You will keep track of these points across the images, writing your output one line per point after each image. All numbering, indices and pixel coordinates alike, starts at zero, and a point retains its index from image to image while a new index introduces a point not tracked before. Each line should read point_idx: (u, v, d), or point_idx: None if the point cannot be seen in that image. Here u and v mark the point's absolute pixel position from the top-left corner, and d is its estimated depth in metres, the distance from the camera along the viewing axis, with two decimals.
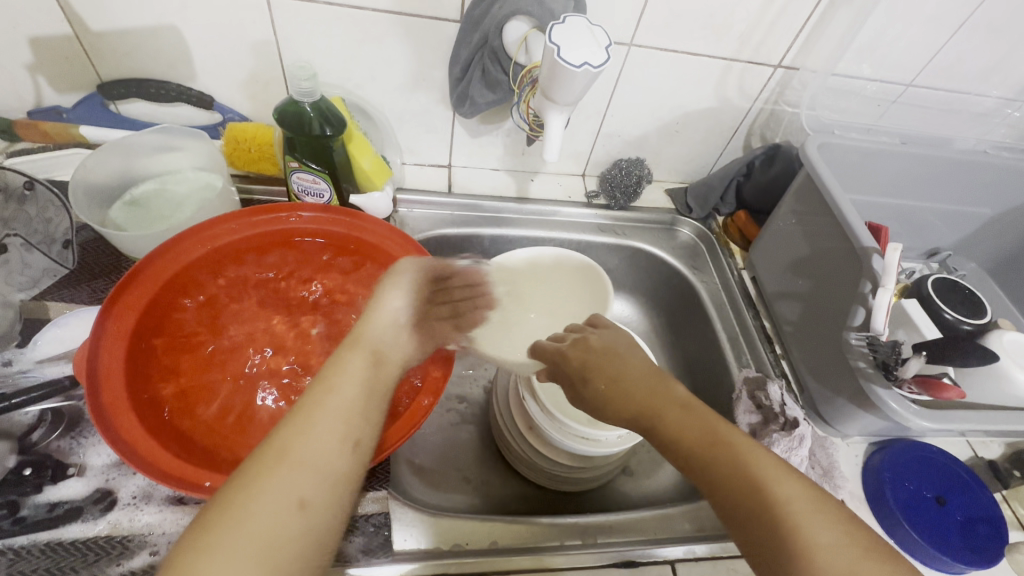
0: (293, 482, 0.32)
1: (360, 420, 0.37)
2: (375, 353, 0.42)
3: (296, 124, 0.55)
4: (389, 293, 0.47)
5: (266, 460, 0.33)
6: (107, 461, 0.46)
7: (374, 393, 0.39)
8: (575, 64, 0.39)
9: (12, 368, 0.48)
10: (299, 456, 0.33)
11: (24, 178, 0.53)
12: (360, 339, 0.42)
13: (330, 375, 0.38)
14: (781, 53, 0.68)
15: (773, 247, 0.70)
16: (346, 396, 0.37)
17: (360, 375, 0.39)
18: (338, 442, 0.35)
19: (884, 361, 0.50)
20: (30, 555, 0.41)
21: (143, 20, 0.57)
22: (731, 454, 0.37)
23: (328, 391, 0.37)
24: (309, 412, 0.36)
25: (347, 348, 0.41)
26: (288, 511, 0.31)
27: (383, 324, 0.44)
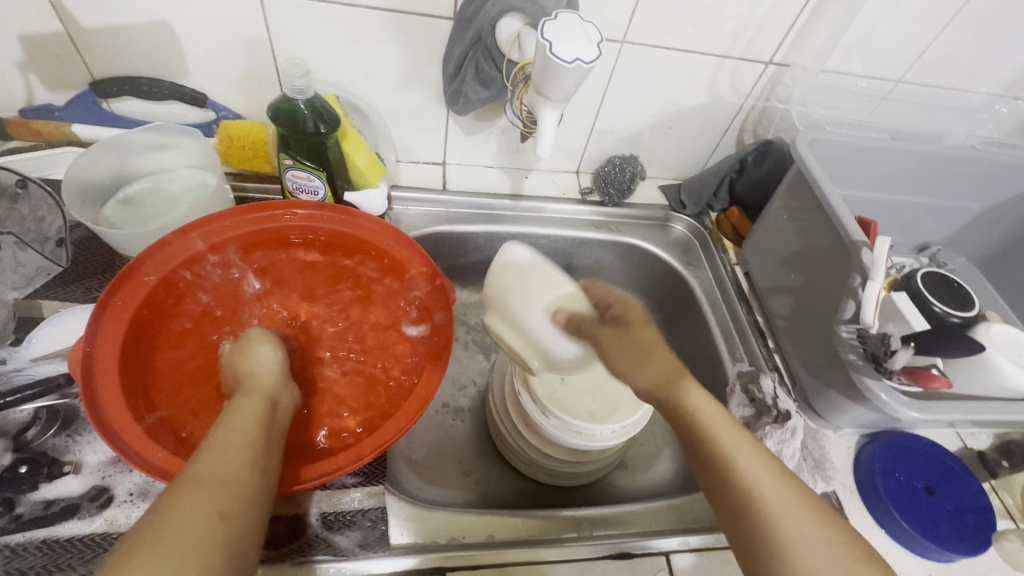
0: (207, 502, 0.32)
1: (265, 456, 0.37)
2: (272, 399, 0.42)
3: (289, 122, 0.55)
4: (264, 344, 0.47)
5: (178, 485, 0.32)
6: (103, 459, 0.46)
7: (273, 432, 0.39)
8: (567, 61, 0.39)
9: (6, 366, 0.48)
10: (215, 477, 0.33)
11: (18, 177, 0.54)
12: (253, 384, 0.42)
13: (229, 418, 0.38)
14: (772, 50, 0.69)
15: (766, 242, 0.70)
16: (247, 433, 0.37)
17: (258, 416, 0.39)
18: (246, 468, 0.35)
19: (873, 352, 0.52)
20: (26, 552, 0.41)
21: (135, 17, 0.57)
22: (717, 434, 0.40)
23: (224, 426, 0.37)
24: (214, 446, 0.35)
25: (239, 397, 0.40)
26: (204, 526, 0.31)
27: (265, 366, 0.45)
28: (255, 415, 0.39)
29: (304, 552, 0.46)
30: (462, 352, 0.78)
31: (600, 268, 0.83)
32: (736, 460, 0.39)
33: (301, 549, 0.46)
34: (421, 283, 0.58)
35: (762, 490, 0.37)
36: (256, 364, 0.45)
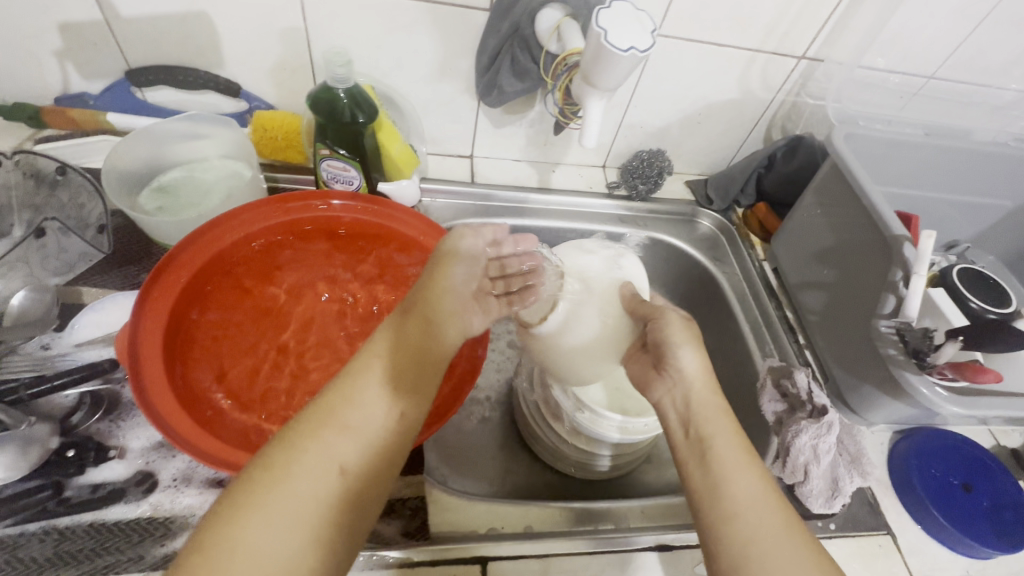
0: (331, 456, 0.36)
1: (409, 389, 0.41)
2: (415, 329, 0.44)
3: (328, 112, 0.55)
4: (454, 264, 0.48)
5: (322, 431, 0.37)
6: (146, 444, 0.46)
7: (416, 366, 0.43)
8: (623, 48, 0.39)
9: (50, 352, 0.48)
10: (351, 431, 0.37)
11: (57, 164, 0.54)
12: (411, 308, 0.46)
13: (380, 347, 0.42)
14: (806, 45, 0.68)
15: (796, 238, 0.70)
16: (391, 371, 0.41)
17: (409, 348, 0.43)
18: (383, 414, 0.39)
19: (916, 348, 0.51)
20: (74, 535, 0.41)
21: (174, 6, 0.57)
22: (722, 455, 0.40)
23: (374, 359, 0.41)
24: (357, 386, 0.40)
25: (397, 318, 0.45)
26: (328, 479, 0.35)
27: (447, 291, 0.47)
28: (388, 350, 0.42)
29: None
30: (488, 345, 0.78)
31: None
32: (725, 488, 0.39)
33: None
34: None
35: (753, 518, 0.37)
36: (455, 280, 0.47)
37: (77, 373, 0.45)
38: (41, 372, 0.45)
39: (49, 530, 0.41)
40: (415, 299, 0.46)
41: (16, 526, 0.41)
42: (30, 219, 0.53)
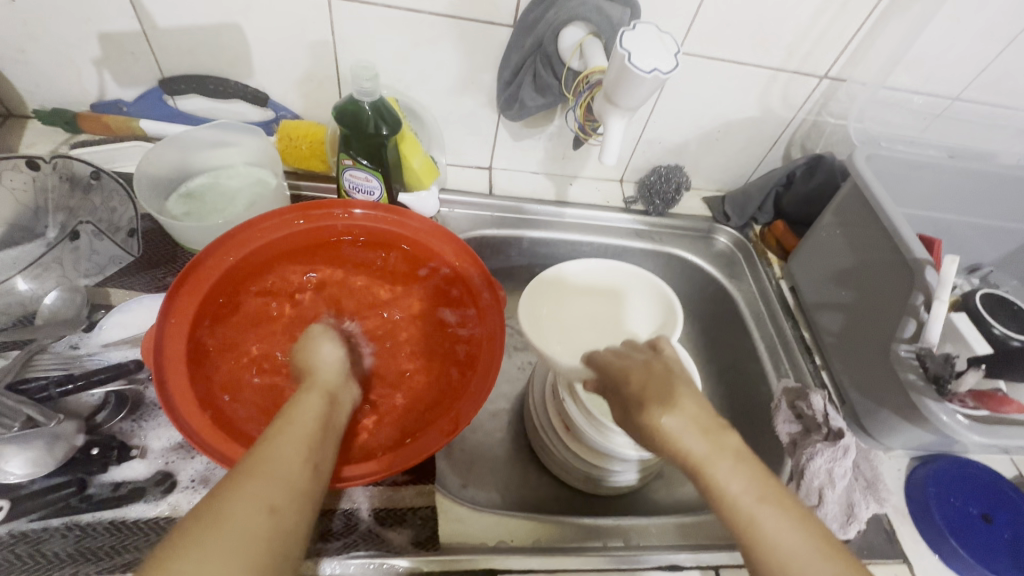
0: (259, 497, 0.32)
1: (323, 446, 0.38)
2: (335, 398, 0.43)
3: (352, 122, 0.57)
4: (324, 344, 0.48)
5: (237, 479, 0.32)
6: (166, 445, 0.47)
7: (330, 427, 0.40)
8: (646, 70, 0.39)
9: (78, 352, 0.48)
10: (273, 471, 0.33)
11: (91, 169, 0.56)
12: (314, 381, 0.43)
13: (290, 413, 0.38)
14: (828, 65, 0.68)
15: (814, 258, 0.70)
16: (307, 426, 0.38)
17: (318, 414, 0.40)
18: (300, 459, 0.35)
19: (937, 374, 0.49)
20: (96, 532, 0.42)
21: (208, 18, 0.59)
22: (743, 501, 0.36)
23: (287, 417, 0.38)
24: (271, 440, 0.36)
25: (302, 390, 0.42)
26: (261, 521, 0.31)
27: (326, 366, 0.45)
28: (318, 406, 0.40)
29: (358, 546, 0.46)
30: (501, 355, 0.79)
31: None
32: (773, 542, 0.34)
33: (355, 543, 0.46)
34: (472, 282, 0.59)
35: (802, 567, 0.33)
36: (321, 359, 0.46)
37: (104, 373, 0.47)
38: (70, 370, 0.46)
39: (70, 527, 0.42)
40: (315, 380, 0.43)
41: (39, 521, 0.42)
42: (63, 221, 0.56)
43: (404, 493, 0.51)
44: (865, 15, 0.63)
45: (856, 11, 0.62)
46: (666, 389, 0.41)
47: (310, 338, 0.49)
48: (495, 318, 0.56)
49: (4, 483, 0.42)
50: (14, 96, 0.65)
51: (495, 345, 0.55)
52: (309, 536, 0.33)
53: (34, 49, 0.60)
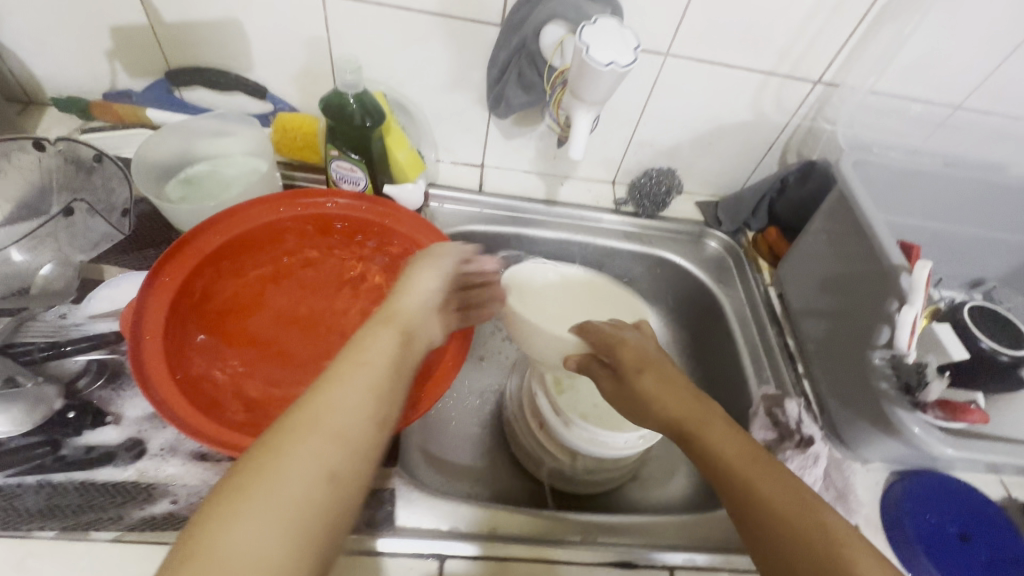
0: (320, 460, 0.33)
1: (395, 388, 0.40)
2: (405, 337, 0.44)
3: (336, 114, 0.59)
4: (424, 272, 0.50)
5: (309, 423, 0.35)
6: (141, 414, 0.49)
7: (400, 368, 0.41)
8: (602, 64, 0.40)
9: (65, 321, 0.51)
10: (339, 422, 0.36)
11: (94, 152, 0.59)
12: (388, 316, 0.45)
13: (362, 351, 0.41)
14: (821, 70, 0.67)
15: (802, 265, 0.69)
16: (382, 366, 0.40)
17: (390, 355, 0.41)
18: (369, 407, 0.37)
19: (907, 381, 0.50)
20: (65, 491, 0.44)
21: (210, 13, 0.62)
22: (732, 463, 0.41)
23: (362, 359, 0.40)
24: (345, 381, 0.38)
25: (378, 325, 0.43)
26: (320, 480, 0.33)
27: (410, 303, 0.47)
28: (391, 342, 0.42)
29: None
30: (485, 350, 0.79)
31: (629, 279, 0.83)
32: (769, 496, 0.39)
33: None
34: None
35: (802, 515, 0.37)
36: (416, 290, 0.48)
37: (87, 342, 0.50)
38: (55, 340, 0.49)
39: (43, 484, 0.44)
40: (395, 315, 0.45)
41: (15, 477, 0.44)
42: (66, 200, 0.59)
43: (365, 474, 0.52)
44: (857, 19, 0.62)
45: (848, 15, 0.62)
46: (652, 361, 0.49)
47: (415, 262, 0.51)
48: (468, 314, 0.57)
49: None
50: (35, 84, 0.70)
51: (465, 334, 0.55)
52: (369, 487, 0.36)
53: (52, 40, 0.65)
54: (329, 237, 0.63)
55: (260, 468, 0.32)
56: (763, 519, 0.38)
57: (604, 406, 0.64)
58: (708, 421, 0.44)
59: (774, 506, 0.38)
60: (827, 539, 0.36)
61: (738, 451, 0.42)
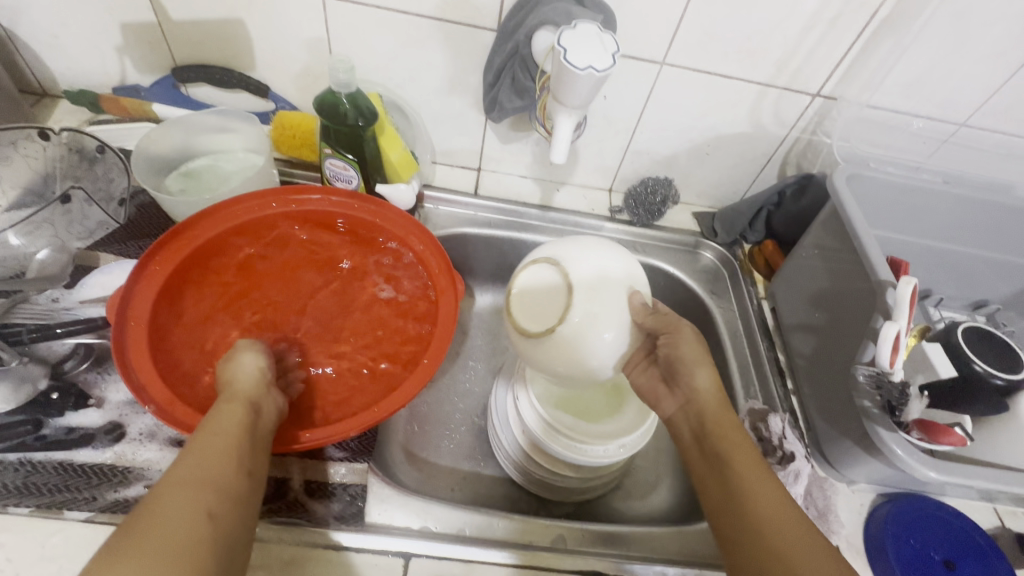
0: (198, 506, 0.34)
1: (249, 450, 0.40)
2: (254, 404, 0.43)
3: (329, 113, 0.59)
4: (244, 353, 0.48)
5: (170, 487, 0.35)
6: (124, 399, 0.50)
7: (253, 430, 0.41)
8: (579, 68, 0.40)
9: (57, 305, 0.53)
10: (201, 480, 0.36)
11: (98, 143, 0.62)
12: (232, 392, 0.44)
13: (213, 422, 0.40)
14: (820, 83, 0.67)
15: (794, 280, 0.68)
16: (237, 432, 0.40)
17: (239, 421, 0.41)
18: (228, 463, 0.38)
19: (889, 400, 0.49)
20: (43, 470, 0.45)
21: (215, 13, 0.64)
22: (738, 466, 0.44)
23: (206, 428, 0.39)
24: (198, 449, 0.37)
25: (222, 402, 0.42)
26: (197, 527, 0.33)
27: (245, 371, 0.46)
28: (240, 408, 0.42)
29: (279, 512, 0.48)
30: (474, 353, 0.79)
31: None
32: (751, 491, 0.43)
33: (277, 509, 0.48)
34: (437, 276, 0.60)
35: (772, 521, 0.41)
36: (240, 370, 0.46)
37: (76, 324, 0.51)
38: (46, 322, 0.51)
39: (23, 462, 0.45)
40: (236, 390, 0.43)
41: None
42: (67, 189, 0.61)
43: (337, 470, 0.52)
44: (855, 32, 0.61)
45: (846, 28, 0.61)
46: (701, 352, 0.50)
47: (238, 348, 0.49)
48: (450, 315, 0.56)
49: None
50: (49, 76, 0.72)
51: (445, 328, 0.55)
52: (247, 533, 0.36)
53: (65, 34, 0.67)
54: (324, 229, 0.64)
55: (136, 527, 0.32)
56: (744, 512, 0.42)
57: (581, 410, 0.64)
58: (727, 426, 0.47)
59: (763, 506, 0.42)
60: (783, 543, 0.40)
61: (744, 454, 0.45)
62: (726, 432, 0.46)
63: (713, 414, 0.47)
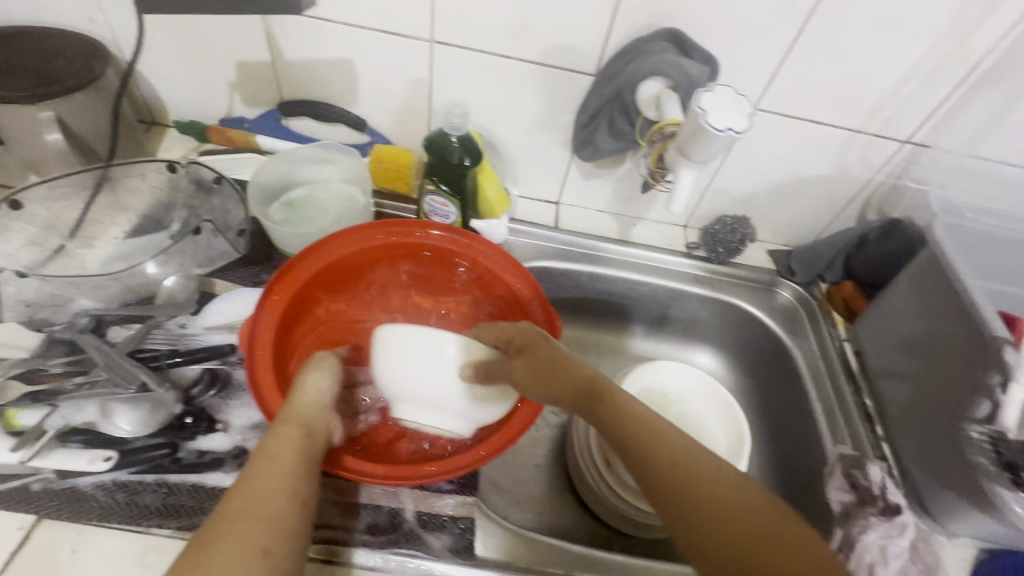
0: (251, 542, 0.36)
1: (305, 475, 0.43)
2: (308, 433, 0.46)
3: (440, 152, 0.62)
4: (315, 374, 0.53)
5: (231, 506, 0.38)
6: (246, 424, 0.53)
7: (308, 457, 0.44)
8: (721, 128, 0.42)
9: (185, 331, 0.56)
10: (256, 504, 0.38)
11: (216, 174, 0.64)
12: (290, 414, 0.47)
13: (271, 446, 0.43)
14: (912, 130, 0.67)
15: (882, 326, 0.68)
16: (289, 456, 0.43)
17: (297, 447, 0.44)
18: (279, 493, 0.39)
19: (1010, 460, 0.49)
20: (179, 491, 0.48)
21: (326, 54, 0.67)
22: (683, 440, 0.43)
23: (265, 456, 0.42)
24: (258, 473, 0.40)
25: (279, 425, 0.46)
26: (252, 562, 0.35)
27: (305, 398, 0.50)
28: (295, 436, 0.45)
29: (397, 543, 0.49)
30: None
31: (695, 323, 0.83)
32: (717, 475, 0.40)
33: (395, 539, 0.49)
34: (533, 316, 0.62)
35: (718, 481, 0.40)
36: (306, 392, 0.51)
37: (202, 351, 0.54)
38: (176, 347, 0.54)
39: (160, 484, 0.48)
40: (295, 417, 0.47)
41: (137, 474, 0.48)
42: (184, 216, 0.64)
43: (445, 501, 0.53)
44: (954, 84, 0.62)
45: (944, 79, 0.62)
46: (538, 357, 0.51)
47: (307, 368, 0.54)
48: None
49: (110, 436, 0.48)
50: (161, 107, 0.76)
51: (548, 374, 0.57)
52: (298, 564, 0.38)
53: (182, 70, 0.71)
54: (420, 264, 0.67)
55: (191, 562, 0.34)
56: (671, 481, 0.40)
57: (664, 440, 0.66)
58: (621, 409, 0.46)
59: (644, 457, 0.42)
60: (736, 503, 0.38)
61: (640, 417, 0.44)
62: (621, 406, 0.46)
63: (603, 393, 0.47)
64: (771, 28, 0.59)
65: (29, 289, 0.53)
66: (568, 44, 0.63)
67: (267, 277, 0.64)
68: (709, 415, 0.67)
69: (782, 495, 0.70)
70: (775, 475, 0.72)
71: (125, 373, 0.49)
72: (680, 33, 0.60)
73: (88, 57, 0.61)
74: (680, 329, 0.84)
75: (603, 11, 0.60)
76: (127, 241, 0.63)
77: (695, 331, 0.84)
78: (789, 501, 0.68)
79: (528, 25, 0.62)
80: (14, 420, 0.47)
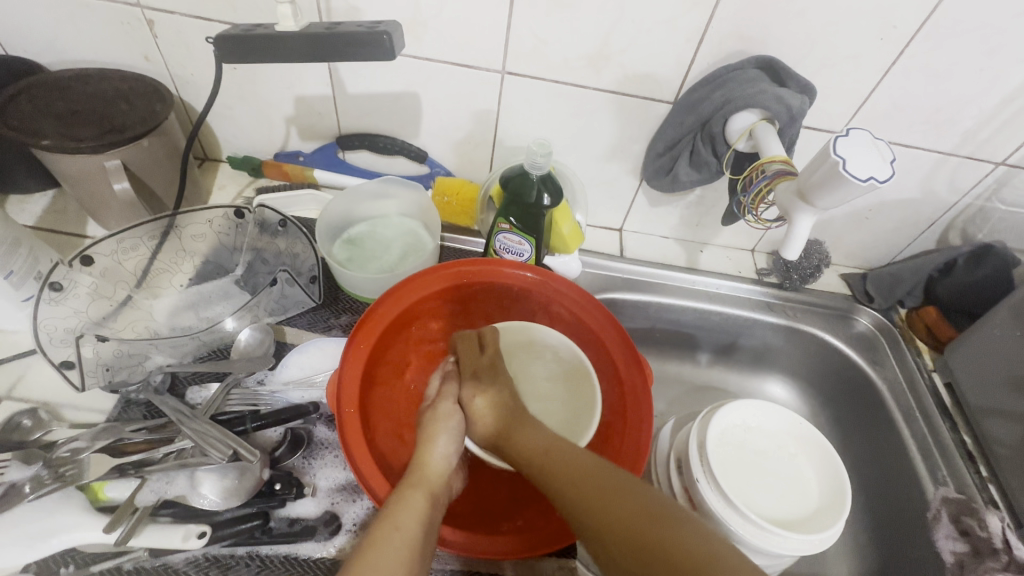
0: None
1: (428, 544, 0.41)
2: (433, 490, 0.45)
3: (517, 190, 0.60)
4: (434, 432, 0.50)
5: None
6: (332, 485, 0.51)
7: (434, 531, 0.42)
8: (862, 177, 0.43)
9: (265, 388, 0.54)
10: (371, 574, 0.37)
11: (280, 217, 0.62)
12: (419, 474, 0.46)
13: (399, 514, 0.41)
14: (1008, 152, 0.63)
15: (981, 359, 0.64)
16: (413, 533, 0.40)
17: (423, 514, 0.42)
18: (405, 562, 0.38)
19: None
20: (274, 565, 0.46)
21: (392, 87, 0.65)
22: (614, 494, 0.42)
23: (392, 517, 0.41)
24: (381, 543, 0.39)
25: (409, 487, 0.44)
26: None
27: (436, 461, 0.48)
28: (422, 509, 0.43)
29: None
30: None
31: (767, 350, 0.79)
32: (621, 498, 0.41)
33: None
34: (618, 357, 0.59)
35: (649, 523, 0.39)
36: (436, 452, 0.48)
37: (286, 414, 0.51)
38: (257, 407, 0.52)
39: (253, 556, 0.46)
40: (421, 474, 0.46)
41: (228, 547, 0.45)
42: (249, 260, 0.63)
43: (547, 563, 0.51)
44: None
45: None
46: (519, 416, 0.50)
47: (428, 427, 0.50)
48: (643, 412, 0.55)
49: (198, 508, 0.46)
50: (214, 143, 0.74)
51: (643, 431, 0.54)
52: None
53: (239, 107, 0.69)
54: (508, 301, 0.63)
55: None
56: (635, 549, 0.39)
57: (755, 474, 0.62)
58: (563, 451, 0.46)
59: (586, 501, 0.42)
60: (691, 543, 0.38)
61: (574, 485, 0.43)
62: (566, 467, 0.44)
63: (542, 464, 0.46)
64: (869, 52, 0.56)
65: (107, 351, 0.51)
66: (649, 72, 0.60)
67: (337, 322, 0.62)
68: (798, 455, 0.64)
69: (874, 536, 0.67)
70: (864, 514, 0.68)
71: (218, 442, 0.46)
72: (773, 60, 0.56)
73: (150, 99, 0.59)
74: (750, 356, 0.80)
75: (689, 39, 0.56)
76: (193, 288, 0.60)
77: (766, 358, 0.80)
78: (884, 543, 0.65)
79: (608, 54, 0.59)
80: (101, 493, 0.45)
